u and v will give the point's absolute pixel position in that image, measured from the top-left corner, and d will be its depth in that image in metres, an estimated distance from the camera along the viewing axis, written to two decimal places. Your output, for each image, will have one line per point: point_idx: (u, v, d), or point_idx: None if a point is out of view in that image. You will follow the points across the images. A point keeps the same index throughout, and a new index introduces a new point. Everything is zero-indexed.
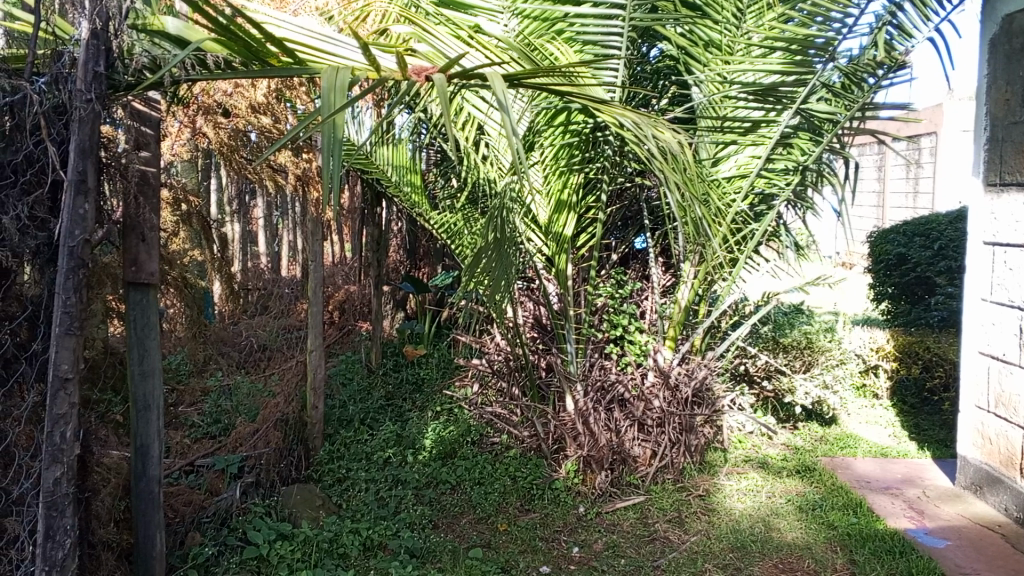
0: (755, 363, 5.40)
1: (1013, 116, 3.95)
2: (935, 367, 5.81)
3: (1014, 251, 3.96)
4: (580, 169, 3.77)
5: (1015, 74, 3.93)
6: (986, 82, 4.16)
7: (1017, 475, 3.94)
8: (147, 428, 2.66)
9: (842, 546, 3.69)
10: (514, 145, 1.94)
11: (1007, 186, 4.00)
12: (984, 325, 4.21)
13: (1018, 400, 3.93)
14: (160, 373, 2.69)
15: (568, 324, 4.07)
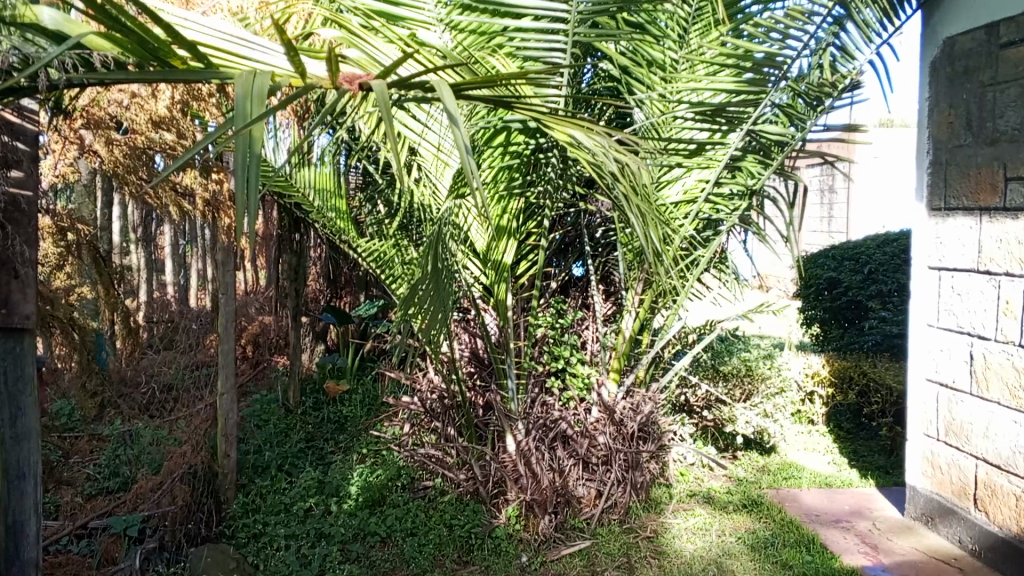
0: (696, 393, 5.19)
1: (957, 139, 3.86)
2: (871, 392, 5.73)
3: (962, 277, 3.87)
4: (521, 194, 3.51)
5: (958, 97, 3.84)
6: (929, 105, 4.07)
7: (971, 506, 3.82)
8: (21, 502, 2.27)
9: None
10: (465, 165, 1.62)
11: (953, 210, 3.91)
12: (931, 352, 4.11)
13: (970, 429, 3.81)
14: (38, 435, 2.30)
15: (509, 358, 3.77)
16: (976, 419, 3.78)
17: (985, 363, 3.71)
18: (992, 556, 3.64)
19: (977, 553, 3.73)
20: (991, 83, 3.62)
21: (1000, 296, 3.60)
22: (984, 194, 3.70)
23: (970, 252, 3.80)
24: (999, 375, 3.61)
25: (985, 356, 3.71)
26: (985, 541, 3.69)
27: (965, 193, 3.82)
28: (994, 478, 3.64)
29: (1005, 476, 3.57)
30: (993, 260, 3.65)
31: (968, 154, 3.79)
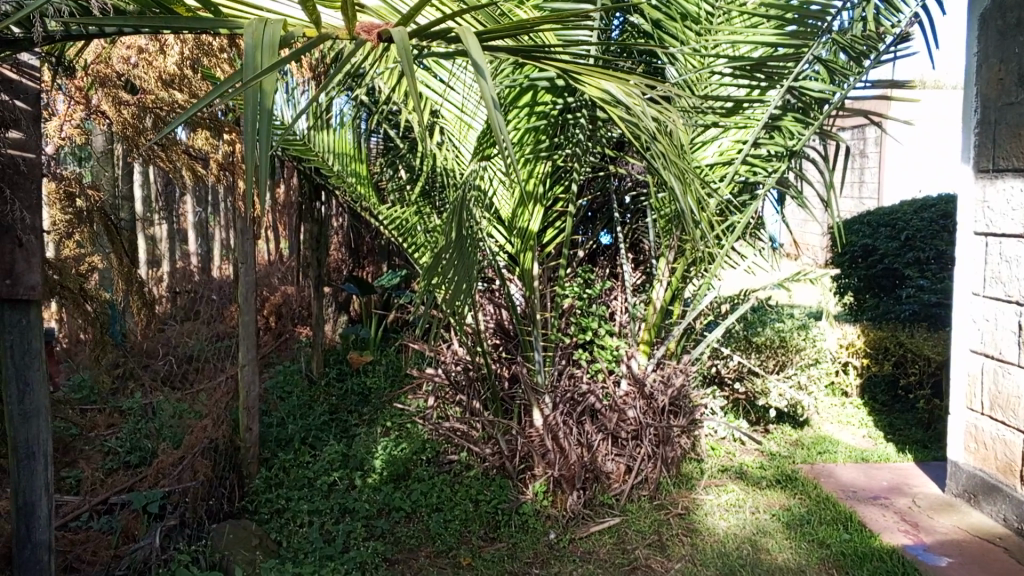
0: (727, 365, 5.03)
1: (1007, 97, 3.65)
2: (908, 364, 5.56)
3: (1011, 244, 3.67)
4: (548, 157, 3.35)
5: (1010, 52, 3.63)
6: (977, 61, 3.85)
7: (1018, 483, 3.66)
8: (31, 483, 2.20)
9: (838, 568, 3.35)
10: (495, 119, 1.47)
11: (1002, 172, 3.70)
12: (975, 321, 3.93)
13: (1018, 403, 3.65)
14: (49, 410, 2.23)
15: (535, 329, 3.63)
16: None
17: None
18: None
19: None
20: None
21: None
22: None
23: (1019, 215, 3.61)
24: None
25: None
26: None
27: (1017, 154, 3.61)
28: None
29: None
30: None
31: (1019, 113, 3.58)
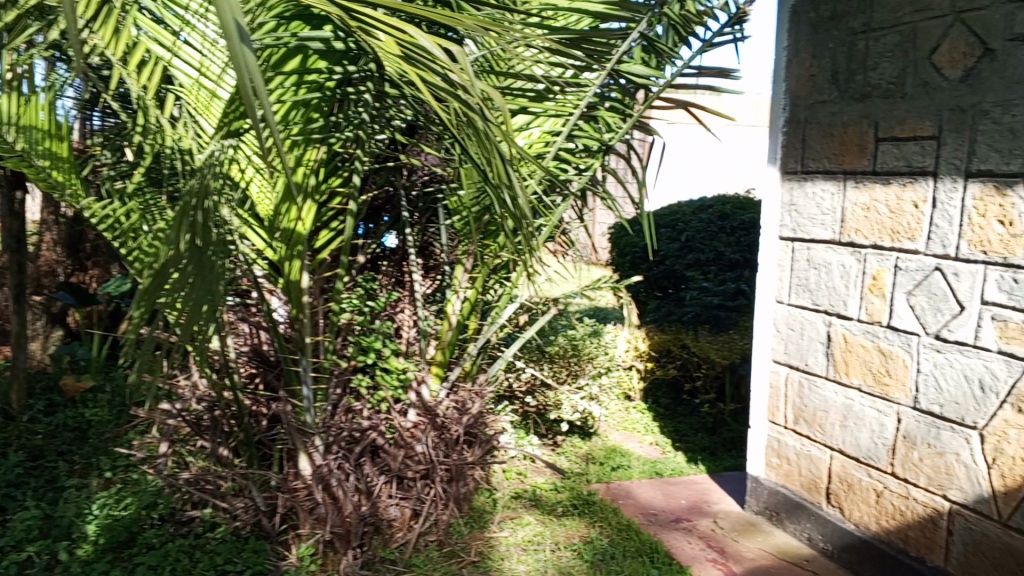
0: (519, 378, 4.56)
1: (818, 94, 2.77)
2: (693, 366, 5.30)
3: (818, 246, 2.78)
4: (321, 140, 2.63)
5: (823, 46, 2.75)
6: (785, 56, 2.92)
7: (823, 501, 2.85)
8: None
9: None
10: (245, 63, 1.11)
11: (812, 175, 2.79)
12: (777, 331, 3.00)
13: (826, 417, 2.79)
14: None
15: (303, 357, 2.85)
16: (830, 406, 2.77)
17: (846, 342, 2.68)
18: (850, 560, 2.70)
19: (832, 554, 2.80)
20: (865, 30, 2.57)
21: (865, 270, 2.58)
22: (850, 157, 2.64)
23: (830, 219, 2.72)
24: (892, 362, 2.50)
25: (846, 335, 2.68)
26: (840, 541, 2.75)
27: (826, 156, 2.73)
28: (853, 473, 2.69)
29: (866, 469, 2.63)
30: (858, 230, 2.60)
31: (831, 112, 2.71)
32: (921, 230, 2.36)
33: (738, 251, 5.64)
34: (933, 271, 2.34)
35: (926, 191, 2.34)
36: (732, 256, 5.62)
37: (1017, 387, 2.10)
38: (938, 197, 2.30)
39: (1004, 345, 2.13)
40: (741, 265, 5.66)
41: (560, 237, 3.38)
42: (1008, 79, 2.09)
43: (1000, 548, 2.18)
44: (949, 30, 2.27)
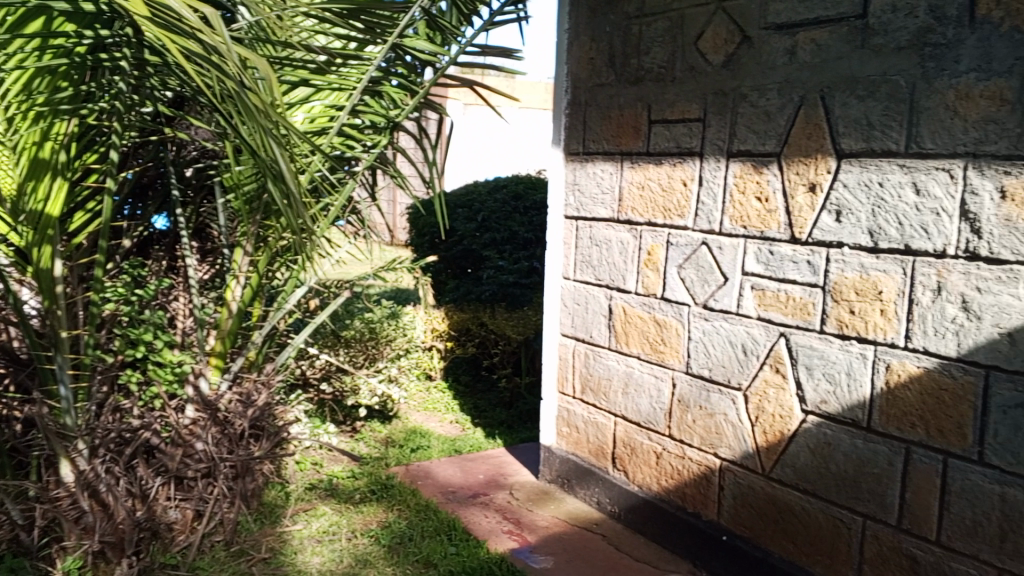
0: (313, 364, 4.04)
1: (597, 77, 2.85)
2: (490, 343, 5.32)
3: (599, 224, 2.88)
4: (71, 112, 2.37)
5: (601, 29, 2.83)
6: (566, 39, 2.98)
7: (609, 466, 2.97)
8: None
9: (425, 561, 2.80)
10: None
11: (592, 156, 2.88)
12: (564, 306, 3.08)
13: (610, 385, 2.91)
14: None
15: (59, 353, 2.58)
16: (614, 376, 2.89)
17: (627, 314, 2.80)
18: (635, 519, 2.84)
19: (617, 515, 2.93)
20: (639, 15, 2.67)
21: (641, 245, 2.70)
22: (626, 138, 2.74)
23: (609, 197, 2.82)
24: (667, 331, 2.63)
25: (626, 308, 2.80)
26: (626, 502, 2.88)
27: (606, 137, 2.82)
28: (636, 437, 2.82)
29: (646, 433, 2.77)
30: (635, 208, 2.72)
31: (609, 94, 2.80)
32: (689, 207, 2.50)
33: (532, 230, 5.74)
34: (700, 245, 2.47)
35: (693, 170, 2.47)
36: (527, 236, 5.71)
37: (773, 349, 2.26)
38: (704, 175, 2.44)
39: (761, 311, 2.29)
40: (535, 244, 5.77)
41: (351, 218, 3.26)
42: (763, 65, 2.23)
43: (764, 498, 2.33)
44: (712, 18, 2.40)
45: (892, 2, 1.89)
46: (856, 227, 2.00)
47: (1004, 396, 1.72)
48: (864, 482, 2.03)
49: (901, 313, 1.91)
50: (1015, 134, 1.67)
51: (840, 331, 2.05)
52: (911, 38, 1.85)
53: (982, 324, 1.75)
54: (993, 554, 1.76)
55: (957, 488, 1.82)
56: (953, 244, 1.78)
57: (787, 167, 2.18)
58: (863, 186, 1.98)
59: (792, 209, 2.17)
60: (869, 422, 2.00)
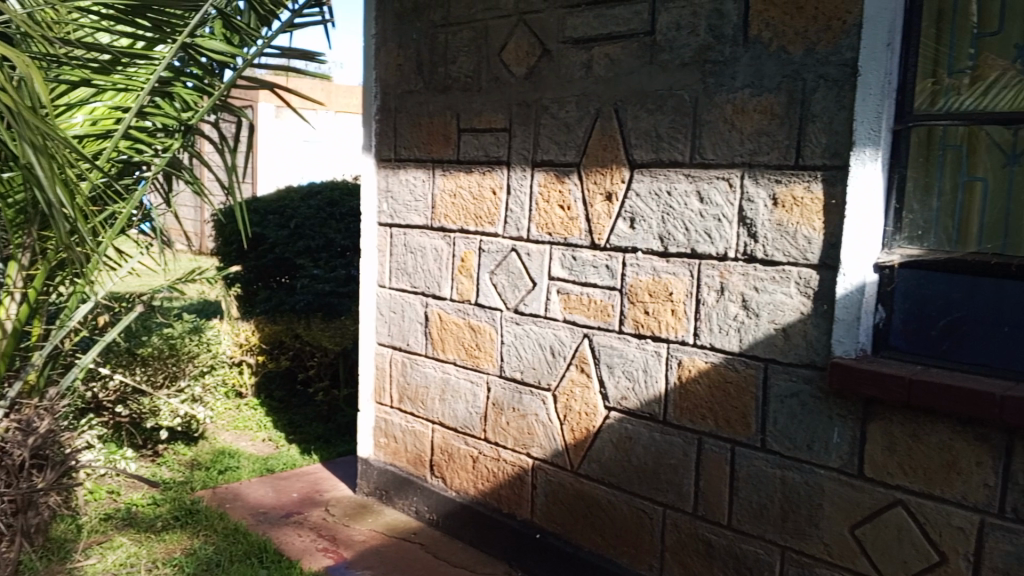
0: (106, 387, 3.76)
1: (405, 84, 2.79)
2: (305, 356, 4.66)
3: (412, 233, 2.81)
4: None
5: (407, 36, 2.78)
6: (373, 45, 2.90)
7: (427, 473, 2.90)
8: None
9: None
10: None
11: (403, 163, 2.80)
12: (379, 314, 2.99)
13: (427, 393, 2.84)
14: None
15: None
16: (431, 383, 2.83)
17: (442, 321, 2.74)
18: (453, 525, 2.78)
19: (436, 523, 2.86)
20: (444, 24, 2.65)
21: (455, 252, 2.66)
22: (437, 146, 2.69)
23: (422, 205, 2.75)
24: (481, 337, 2.61)
25: (441, 315, 2.74)
26: (444, 509, 2.82)
27: (417, 144, 2.75)
28: (454, 443, 2.77)
29: (463, 437, 2.74)
30: (447, 216, 2.67)
31: (418, 102, 2.75)
32: (499, 215, 2.48)
33: None
34: (509, 252, 2.47)
35: (502, 178, 2.46)
36: None
37: (577, 351, 2.32)
38: (511, 184, 2.43)
39: (567, 314, 2.33)
40: None
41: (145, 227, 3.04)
42: (562, 78, 2.27)
43: (572, 494, 2.38)
44: (515, 29, 2.41)
45: (677, 20, 1.98)
46: (648, 233, 2.10)
47: (781, 386, 1.86)
48: (663, 473, 2.13)
49: (690, 312, 2.02)
50: (783, 145, 1.79)
51: (637, 330, 2.15)
52: (693, 55, 1.95)
53: (759, 322, 1.87)
54: (777, 533, 1.90)
55: (744, 474, 1.95)
56: (733, 248, 1.90)
57: (585, 177, 2.23)
58: (653, 195, 2.07)
59: (591, 217, 2.23)
60: (665, 416, 2.11)
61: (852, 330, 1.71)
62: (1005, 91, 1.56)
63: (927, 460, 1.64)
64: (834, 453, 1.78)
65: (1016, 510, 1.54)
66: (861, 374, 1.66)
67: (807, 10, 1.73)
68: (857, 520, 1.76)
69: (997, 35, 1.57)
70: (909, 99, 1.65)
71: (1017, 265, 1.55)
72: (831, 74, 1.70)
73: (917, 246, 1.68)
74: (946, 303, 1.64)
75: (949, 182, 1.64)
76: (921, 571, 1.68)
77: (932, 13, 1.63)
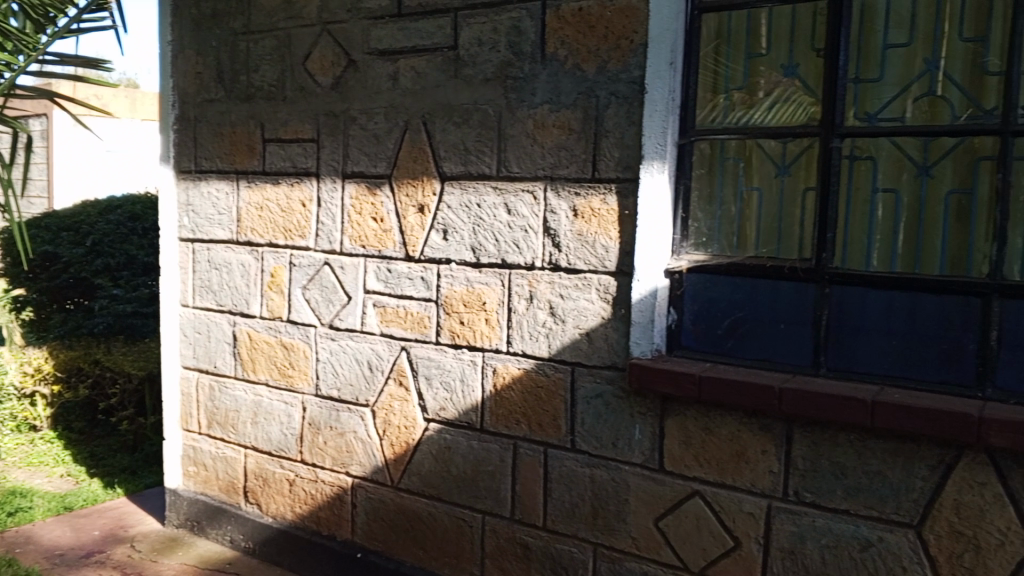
0: None
1: (206, 92, 2.58)
2: (107, 383, 4.11)
3: (217, 247, 2.60)
4: None
5: (206, 43, 2.57)
6: (170, 51, 2.66)
7: (241, 501, 2.67)
8: None
9: None
10: None
11: (205, 175, 2.59)
12: (183, 336, 2.74)
13: (237, 416, 2.62)
14: None
15: None
16: (241, 406, 2.61)
17: (251, 339, 2.54)
18: (269, 554, 2.56)
19: (252, 552, 2.61)
20: (245, 31, 2.47)
21: (263, 266, 2.47)
22: (240, 157, 2.50)
23: (226, 218, 2.56)
24: (294, 354, 2.43)
25: (250, 333, 2.54)
26: (260, 537, 2.59)
27: (219, 155, 2.55)
28: (268, 468, 2.56)
29: (278, 461, 2.53)
30: (254, 229, 2.49)
31: (219, 112, 2.55)
32: (308, 228, 2.34)
33: None
34: (322, 265, 2.33)
35: (311, 191, 2.32)
36: None
37: (395, 364, 2.19)
38: (322, 197, 2.30)
39: (384, 327, 2.21)
40: None
41: None
42: (368, 90, 2.17)
43: (393, 510, 2.26)
44: (318, 40, 2.29)
45: (478, 36, 1.94)
46: (460, 244, 2.03)
47: (586, 388, 1.87)
48: (480, 481, 2.07)
49: (502, 321, 1.97)
50: (580, 159, 1.81)
51: (453, 341, 2.06)
52: (494, 71, 1.92)
53: (566, 329, 1.88)
54: (588, 531, 1.91)
55: (556, 475, 1.95)
56: (540, 258, 1.89)
57: (397, 189, 2.13)
58: (464, 208, 2.01)
59: (405, 229, 2.13)
60: (482, 424, 2.04)
61: (648, 332, 1.76)
62: (775, 106, 1.64)
63: (719, 451, 1.71)
64: (636, 449, 1.82)
65: (798, 493, 1.62)
66: (656, 374, 1.71)
67: (598, 29, 1.75)
68: (660, 512, 1.80)
69: (765, 54, 1.65)
70: (692, 114, 1.72)
71: (789, 269, 1.64)
72: (621, 92, 1.73)
73: (704, 251, 1.75)
74: (730, 304, 1.72)
75: (730, 191, 1.71)
76: (718, 556, 1.73)
77: (709, 33, 1.70)
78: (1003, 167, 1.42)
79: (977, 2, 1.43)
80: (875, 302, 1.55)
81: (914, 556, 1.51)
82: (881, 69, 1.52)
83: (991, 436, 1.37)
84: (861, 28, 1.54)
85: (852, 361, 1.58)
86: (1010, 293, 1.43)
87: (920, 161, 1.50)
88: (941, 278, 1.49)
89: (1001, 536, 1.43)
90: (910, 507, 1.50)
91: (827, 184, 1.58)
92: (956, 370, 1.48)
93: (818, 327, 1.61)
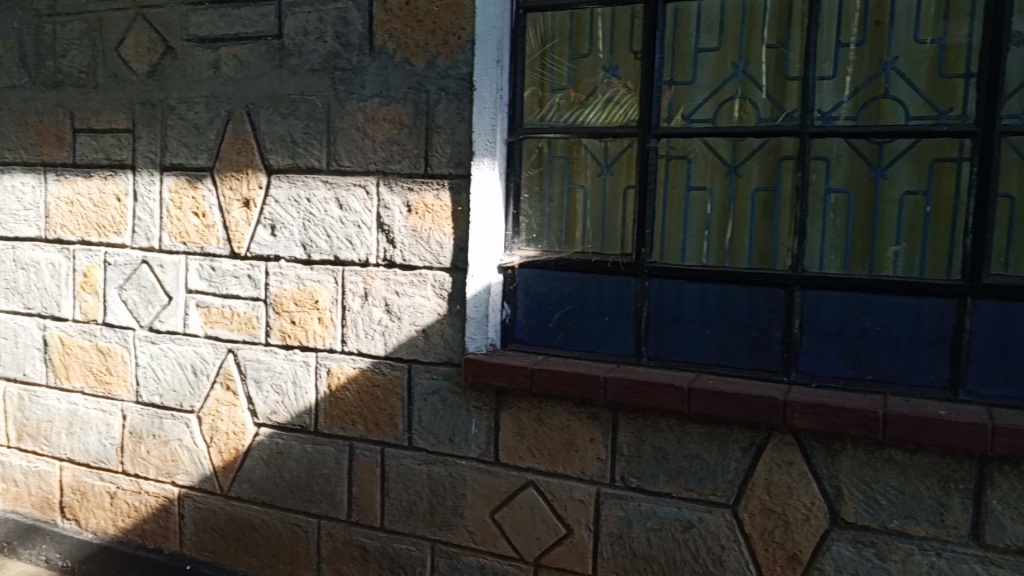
0: None
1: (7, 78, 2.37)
2: None
3: (23, 246, 2.40)
4: None
5: (7, 27, 2.37)
6: None
7: (56, 518, 2.47)
8: None
9: None
10: None
11: (8, 168, 2.39)
12: None
13: (49, 427, 2.43)
14: None
15: None
16: (54, 416, 2.43)
17: (64, 343, 2.37)
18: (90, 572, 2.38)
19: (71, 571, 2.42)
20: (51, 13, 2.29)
21: (76, 265, 2.31)
22: (48, 148, 2.32)
23: (33, 214, 2.37)
24: (111, 360, 2.29)
25: (63, 337, 2.37)
26: (78, 556, 2.40)
27: (23, 145, 2.36)
28: (87, 480, 2.39)
29: (97, 473, 2.38)
30: (64, 225, 2.32)
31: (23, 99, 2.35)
32: (125, 224, 2.21)
33: None
34: (140, 263, 2.20)
35: (127, 184, 2.19)
36: None
37: (222, 367, 2.10)
38: (138, 190, 2.17)
39: (209, 329, 2.11)
40: None
41: None
42: (188, 78, 2.07)
43: (224, 519, 2.15)
44: (132, 24, 2.15)
45: (303, 26, 1.89)
46: (289, 240, 1.96)
47: (423, 386, 1.83)
48: (316, 484, 2.00)
49: (336, 320, 1.92)
50: (412, 154, 1.78)
51: (284, 342, 1.99)
52: (322, 62, 1.87)
53: (403, 326, 1.84)
54: (426, 528, 1.87)
55: (393, 474, 1.89)
56: (373, 254, 1.85)
57: (220, 182, 2.04)
58: (292, 202, 1.94)
59: (229, 225, 2.04)
60: (316, 426, 1.97)
61: (482, 327, 1.75)
62: (599, 106, 1.68)
63: (551, 441, 1.71)
64: (472, 443, 1.79)
65: (625, 478, 1.65)
66: (489, 368, 1.71)
67: (426, 24, 1.74)
68: (495, 505, 1.78)
69: (587, 56, 1.69)
70: (519, 112, 1.74)
71: (612, 263, 1.69)
72: (451, 88, 1.72)
73: (534, 247, 1.77)
74: (559, 298, 1.74)
75: (557, 189, 1.74)
76: (552, 545, 1.74)
77: (534, 33, 1.72)
78: (801, 166, 1.52)
79: (777, 11, 1.52)
80: (692, 293, 1.63)
81: (731, 534, 1.57)
82: (693, 72, 1.59)
83: (793, 418, 1.46)
84: (674, 34, 1.60)
85: (672, 350, 1.65)
86: (809, 284, 1.53)
87: (729, 161, 1.58)
88: (748, 270, 1.58)
89: (806, 511, 1.51)
90: (726, 487, 1.57)
91: (644, 184, 1.64)
92: (764, 357, 1.57)
93: (640, 319, 1.67)
